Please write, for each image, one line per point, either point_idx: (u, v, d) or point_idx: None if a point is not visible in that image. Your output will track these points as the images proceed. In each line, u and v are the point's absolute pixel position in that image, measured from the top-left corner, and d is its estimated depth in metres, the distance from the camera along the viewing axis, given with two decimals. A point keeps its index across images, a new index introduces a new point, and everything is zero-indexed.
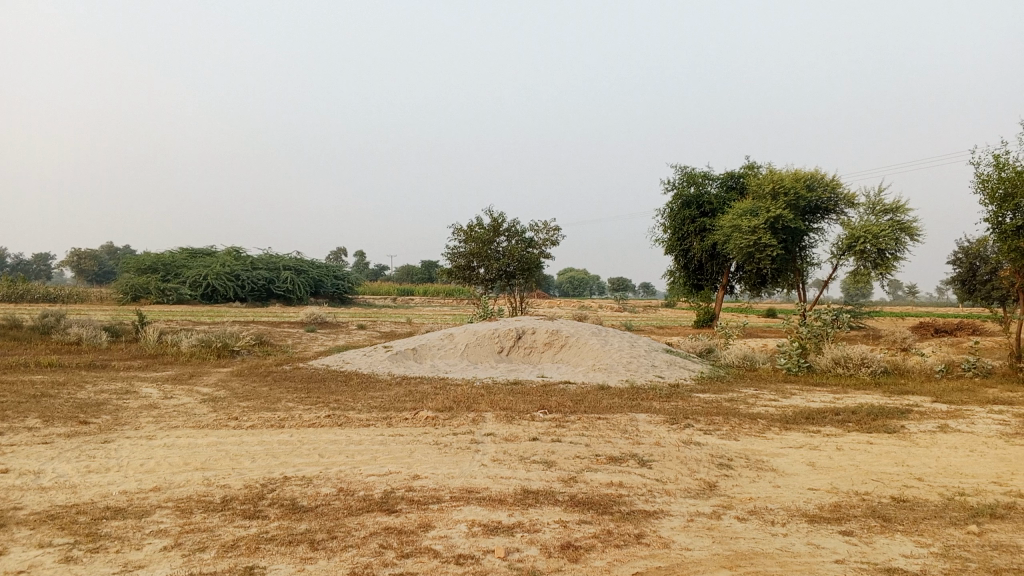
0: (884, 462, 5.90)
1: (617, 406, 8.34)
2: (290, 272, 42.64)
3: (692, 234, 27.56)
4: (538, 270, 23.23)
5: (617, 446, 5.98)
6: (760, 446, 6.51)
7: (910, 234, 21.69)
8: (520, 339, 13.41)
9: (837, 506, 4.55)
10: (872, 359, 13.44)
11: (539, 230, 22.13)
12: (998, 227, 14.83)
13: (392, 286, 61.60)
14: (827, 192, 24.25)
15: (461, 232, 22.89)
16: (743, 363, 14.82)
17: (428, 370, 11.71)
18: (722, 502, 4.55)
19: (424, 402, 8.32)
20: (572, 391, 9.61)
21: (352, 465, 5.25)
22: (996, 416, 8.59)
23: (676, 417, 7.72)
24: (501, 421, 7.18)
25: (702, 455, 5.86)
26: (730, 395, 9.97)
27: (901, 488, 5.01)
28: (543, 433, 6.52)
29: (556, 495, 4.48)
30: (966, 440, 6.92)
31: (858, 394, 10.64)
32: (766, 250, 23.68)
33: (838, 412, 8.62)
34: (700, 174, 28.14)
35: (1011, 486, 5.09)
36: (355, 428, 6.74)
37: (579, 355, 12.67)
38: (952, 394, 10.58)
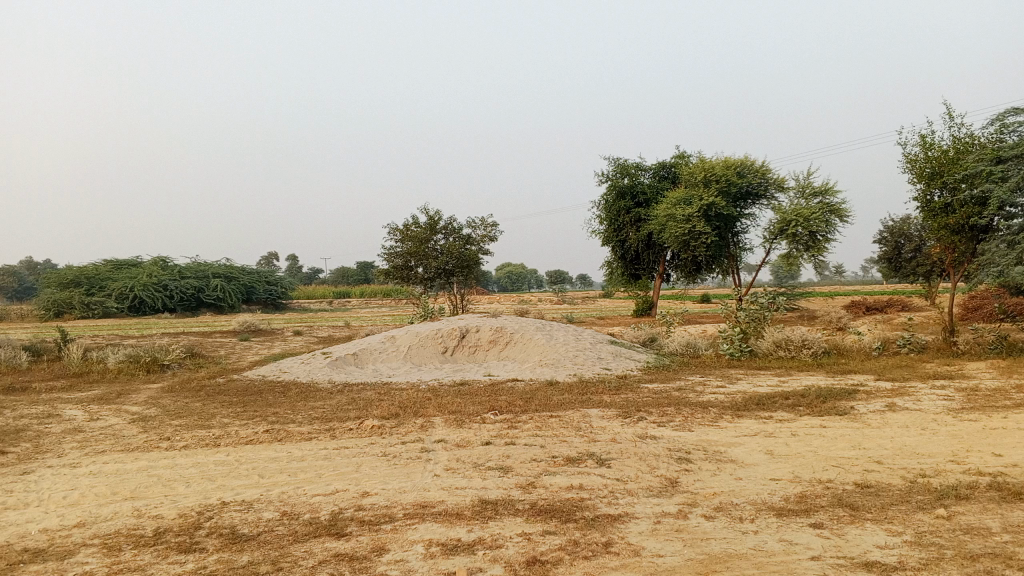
0: (841, 446, 5.84)
1: (567, 403, 8.13)
2: (220, 280, 41.46)
3: (629, 224, 27.67)
4: (477, 266, 22.99)
5: (573, 446, 5.77)
6: (715, 436, 6.39)
7: (840, 216, 22.16)
8: (464, 338, 13.13)
9: (802, 496, 4.43)
10: (813, 341, 13.58)
11: (477, 227, 21.83)
12: (927, 205, 15.17)
13: (329, 289, 60.46)
14: (758, 177, 24.56)
15: (397, 231, 22.44)
16: (686, 351, 14.84)
17: (370, 375, 11.36)
18: (687, 499, 4.38)
19: (368, 410, 7.99)
20: (521, 389, 9.39)
21: (295, 485, 4.92)
22: (939, 392, 8.71)
23: (629, 411, 7.56)
24: (450, 425, 6.91)
25: (660, 450, 5.70)
26: (679, 384, 9.89)
27: (862, 473, 4.94)
28: (496, 436, 6.28)
29: (516, 504, 4.25)
30: (917, 419, 6.95)
31: (802, 376, 10.72)
32: (701, 238, 23.91)
33: (788, 396, 8.59)
34: (632, 164, 28.23)
35: (970, 463, 5.06)
36: (297, 443, 6.37)
37: (525, 352, 12.48)
38: (893, 371, 10.75)
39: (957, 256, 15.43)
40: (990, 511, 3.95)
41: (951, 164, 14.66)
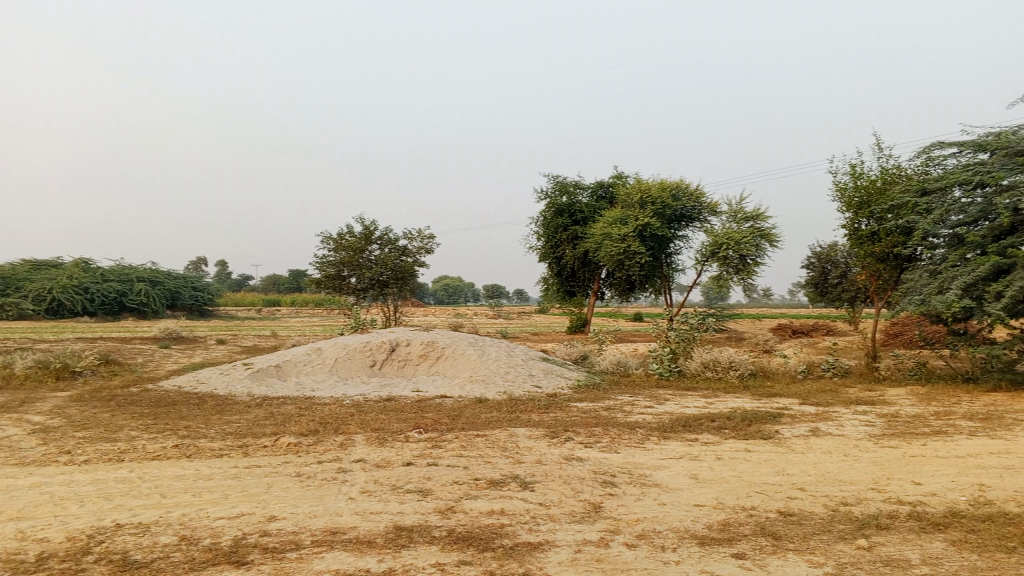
0: (764, 471, 5.83)
1: (495, 421, 7.98)
2: (145, 284, 40.01)
3: (565, 242, 27.78)
4: (412, 279, 22.70)
5: (497, 468, 5.60)
6: (641, 458, 6.31)
7: (769, 241, 22.65)
8: (394, 352, 12.86)
9: (725, 524, 4.35)
10: (740, 362, 13.75)
11: (413, 239, 21.54)
12: (854, 233, 15.56)
13: (259, 297, 58.90)
14: (692, 201, 24.95)
15: (331, 240, 21.97)
16: (616, 369, 14.85)
17: (293, 388, 10.99)
18: (609, 526, 4.25)
19: (287, 426, 7.67)
20: (449, 406, 9.21)
21: (198, 506, 4.62)
22: (860, 417, 8.86)
23: (557, 431, 7.43)
24: (372, 444, 6.67)
25: (585, 472, 5.57)
26: (608, 403, 9.83)
27: (785, 501, 4.91)
28: (418, 456, 6.07)
29: (432, 530, 4.06)
30: (839, 444, 7.01)
31: (729, 397, 10.82)
32: (635, 258, 24.12)
33: (715, 418, 8.60)
34: (571, 183, 28.36)
35: (889, 491, 5.08)
36: (206, 460, 6.04)
37: (455, 367, 12.29)
38: (816, 395, 10.92)
39: (881, 284, 15.88)
40: (909, 542, 3.93)
41: (879, 195, 15.09)
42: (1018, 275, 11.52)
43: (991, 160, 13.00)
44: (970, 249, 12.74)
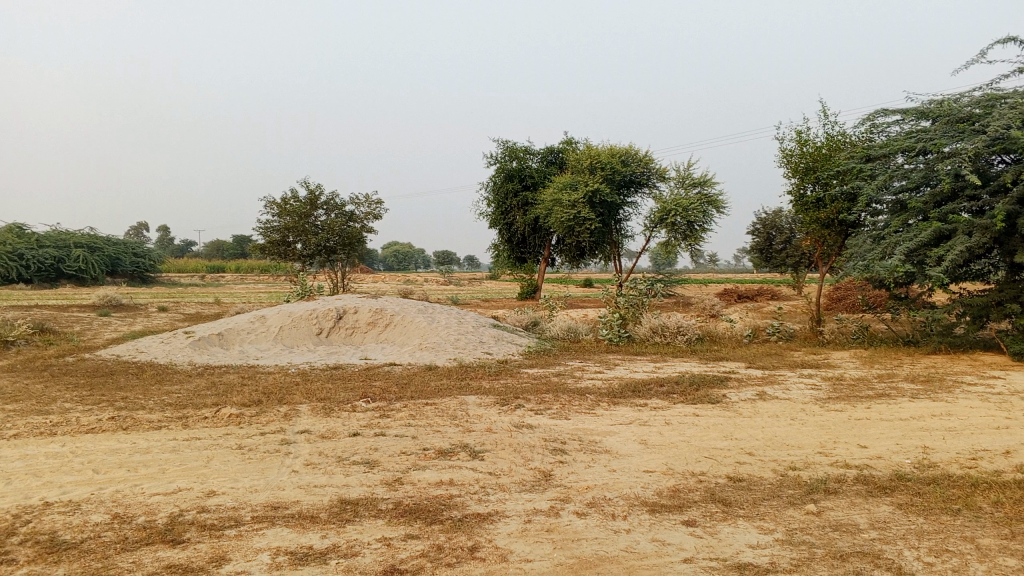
0: (713, 436, 5.84)
1: (445, 389, 7.88)
2: (83, 250, 38.66)
3: (516, 208, 27.65)
4: (360, 245, 22.37)
5: (446, 437, 5.50)
6: (592, 424, 6.27)
7: (716, 207, 22.85)
8: (341, 319, 12.63)
9: (675, 490, 4.33)
10: (688, 328, 13.88)
11: (360, 204, 21.15)
12: (799, 198, 15.73)
13: (203, 263, 57.50)
14: (641, 167, 24.97)
15: (275, 204, 21.43)
16: (567, 335, 14.84)
17: (236, 357, 10.72)
18: (559, 494, 4.18)
19: (229, 396, 7.45)
20: (397, 374, 9.08)
21: (133, 482, 4.43)
22: (805, 380, 9.01)
23: (507, 398, 7.35)
24: (317, 414, 6.51)
25: (535, 440, 5.49)
26: (558, 369, 9.81)
27: (734, 465, 4.91)
28: (365, 426, 5.93)
29: (378, 503, 3.95)
30: (786, 408, 7.08)
31: (677, 362, 10.91)
32: (585, 223, 24.10)
33: (664, 383, 8.63)
34: (521, 147, 28.12)
35: (836, 455, 5.12)
36: (143, 433, 5.81)
37: (405, 334, 12.15)
38: (762, 359, 11.08)
39: (826, 249, 16.11)
40: (858, 507, 3.94)
41: (824, 161, 15.26)
42: (958, 240, 11.73)
43: (934, 126, 13.17)
44: (912, 214, 12.94)
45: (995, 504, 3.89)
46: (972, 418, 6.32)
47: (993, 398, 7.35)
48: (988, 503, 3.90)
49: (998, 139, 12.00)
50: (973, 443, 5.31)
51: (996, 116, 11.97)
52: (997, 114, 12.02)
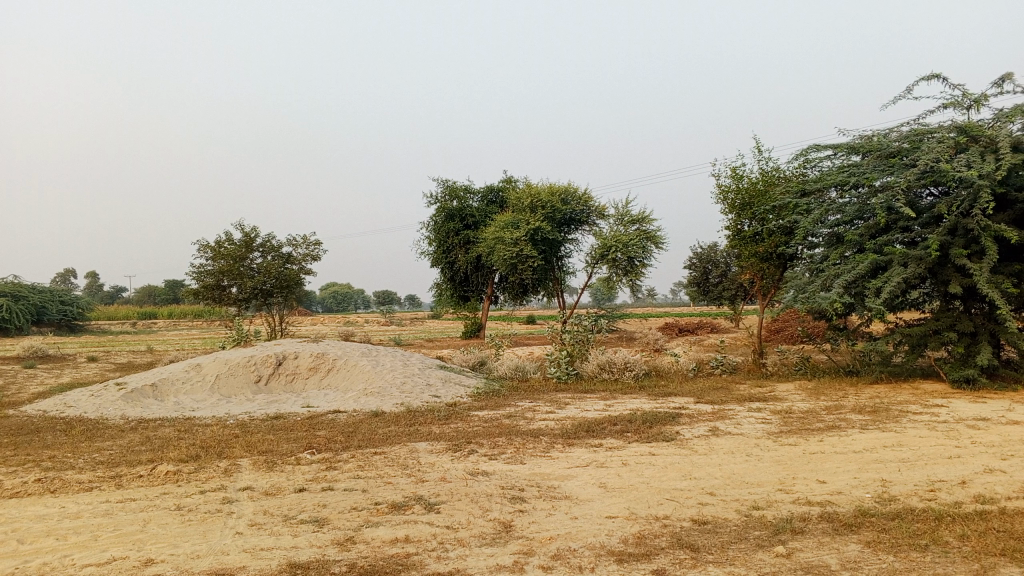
0: (672, 476, 5.74)
1: (393, 436, 7.64)
2: (6, 299, 37.04)
3: (458, 247, 27.54)
4: (298, 287, 21.93)
5: (399, 489, 5.27)
6: (547, 468, 6.11)
7: (655, 243, 23.15)
8: (281, 365, 12.24)
9: (640, 537, 4.20)
10: (635, 363, 13.88)
11: (297, 246, 20.76)
12: (737, 234, 15.96)
13: (135, 310, 55.40)
14: (581, 204, 25.23)
15: (209, 248, 20.89)
16: (515, 374, 14.67)
17: (171, 408, 10.26)
18: (522, 547, 4.01)
19: (166, 452, 7.08)
20: (343, 421, 8.79)
21: (63, 552, 4.10)
22: (755, 414, 9.03)
23: (459, 443, 7.15)
24: (260, 468, 6.21)
25: (491, 488, 5.31)
26: (508, 410, 9.63)
27: (697, 507, 4.81)
28: (312, 480, 5.66)
29: (330, 566, 3.72)
30: (740, 444, 7.03)
31: (627, 399, 10.85)
32: (528, 261, 24.10)
33: (616, 421, 8.53)
34: (461, 187, 28.12)
35: (797, 492, 5.06)
36: (72, 496, 5.44)
37: (348, 379, 11.84)
38: (710, 393, 11.11)
39: (764, 282, 16.38)
40: (825, 546, 3.87)
41: (760, 197, 15.53)
42: (895, 271, 12.03)
43: (865, 161, 13.60)
44: (849, 247, 13.25)
45: (962, 538, 3.86)
46: (923, 448, 6.37)
47: (939, 427, 7.44)
48: (954, 537, 3.87)
49: (927, 173, 12.41)
50: (929, 474, 5.34)
51: (925, 150, 12.38)
52: (925, 149, 12.43)
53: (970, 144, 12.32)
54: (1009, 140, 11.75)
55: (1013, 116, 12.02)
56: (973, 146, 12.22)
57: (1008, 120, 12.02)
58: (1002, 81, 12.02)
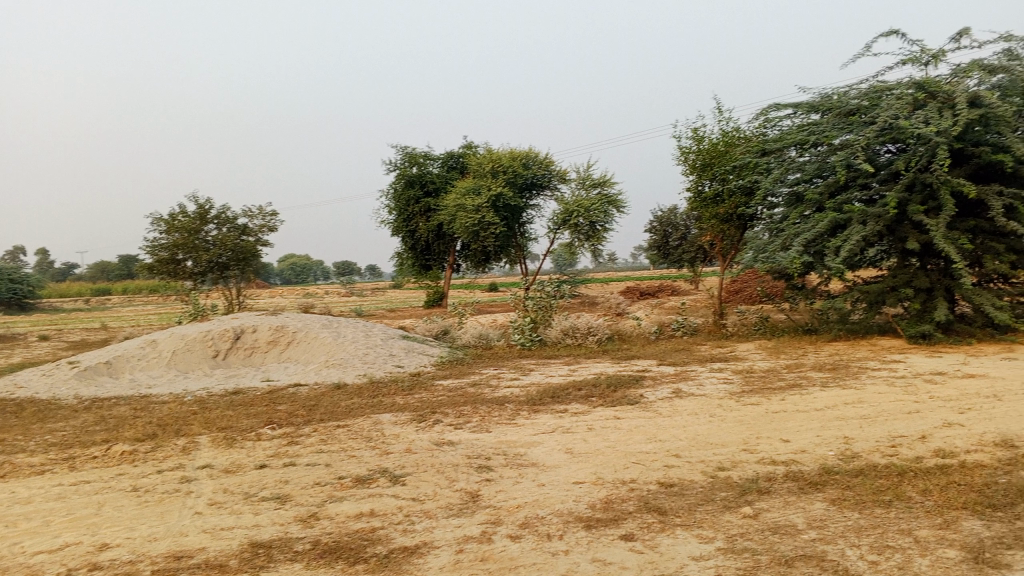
0: (637, 440, 5.73)
1: (356, 408, 7.53)
2: None
3: (418, 215, 27.25)
4: (255, 259, 21.53)
5: (363, 462, 5.17)
6: (513, 435, 6.07)
7: (616, 207, 23.15)
8: (239, 339, 12.01)
9: (608, 501, 4.17)
10: (598, 328, 13.91)
11: (253, 217, 20.33)
12: (698, 195, 15.99)
13: (87, 287, 53.89)
14: (542, 169, 25.09)
15: (161, 221, 20.36)
16: (478, 342, 14.60)
17: (127, 386, 10.02)
18: (490, 517, 3.96)
19: (121, 431, 6.89)
20: (304, 395, 8.65)
21: (13, 540, 3.95)
22: (718, 375, 9.10)
23: (423, 414, 7.07)
24: (220, 445, 6.07)
25: (458, 458, 5.24)
26: (473, 379, 9.57)
27: (663, 469, 4.81)
28: (273, 456, 5.55)
29: (293, 544, 3.63)
30: (703, 405, 7.07)
31: (591, 363, 10.87)
32: (489, 228, 23.95)
33: (581, 386, 8.52)
34: (420, 153, 27.75)
35: (761, 451, 5.09)
36: (22, 480, 5.26)
37: (309, 352, 11.67)
38: (673, 355, 11.16)
39: (724, 244, 16.49)
40: (792, 506, 3.88)
41: (720, 157, 15.56)
42: (855, 229, 12.14)
43: (824, 119, 13.66)
44: (809, 206, 13.36)
45: (924, 492, 3.91)
46: (883, 404, 6.46)
47: (898, 382, 7.56)
48: (917, 493, 3.91)
49: (886, 130, 12.50)
50: (890, 430, 5.40)
51: (884, 107, 12.46)
52: (885, 105, 12.50)
53: (928, 101, 12.41)
54: (966, 96, 11.86)
55: (970, 71, 12.12)
56: (931, 102, 12.31)
57: (965, 75, 12.11)
58: (960, 36, 12.09)
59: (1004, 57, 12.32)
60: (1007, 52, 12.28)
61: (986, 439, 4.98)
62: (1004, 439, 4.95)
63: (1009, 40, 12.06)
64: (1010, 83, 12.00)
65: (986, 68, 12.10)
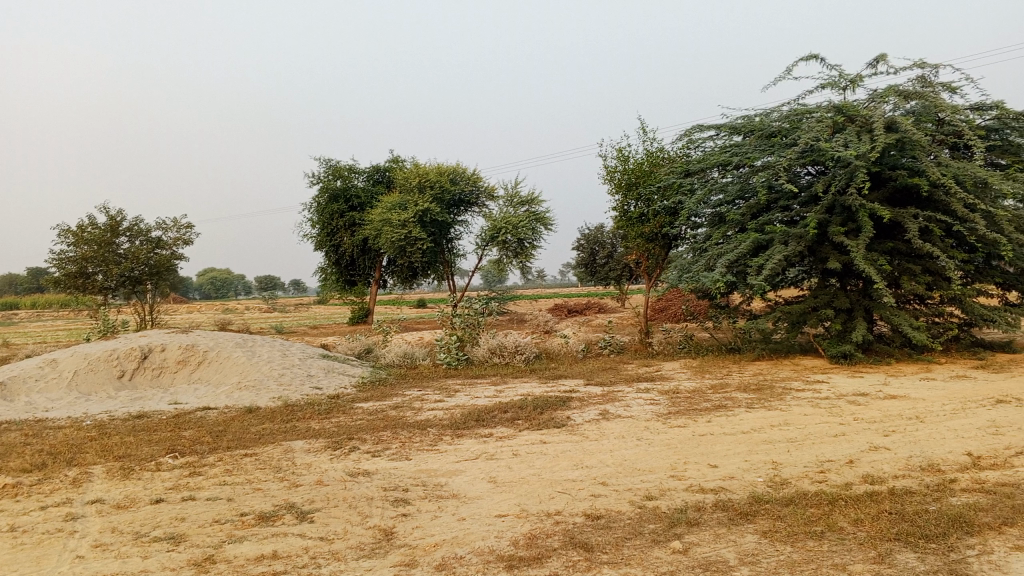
0: (563, 466, 5.52)
1: (268, 434, 7.11)
2: None
3: (343, 229, 26.67)
4: (170, 273, 20.64)
5: (271, 497, 4.80)
6: (434, 464, 5.77)
7: (544, 224, 23.11)
8: (146, 359, 11.35)
9: (532, 537, 3.92)
10: (525, 347, 13.72)
11: (168, 229, 19.50)
12: (624, 214, 15.98)
13: None
14: (470, 185, 24.93)
15: (69, 233, 19.32)
16: (403, 360, 14.20)
17: (21, 409, 9.31)
18: (404, 558, 3.67)
19: (7, 461, 6.30)
20: (214, 419, 8.16)
21: None
22: (645, 395, 8.99)
23: (339, 440, 6.69)
24: (115, 477, 5.59)
25: (373, 491, 4.91)
26: (395, 401, 9.23)
27: (590, 500, 4.59)
28: (173, 489, 5.12)
29: None
30: (630, 428, 6.90)
31: (518, 383, 10.64)
32: (416, 244, 23.56)
33: (507, 408, 8.27)
34: (345, 167, 27.21)
35: (690, 478, 4.94)
36: None
37: (221, 372, 11.11)
38: (600, 374, 11.04)
39: (649, 262, 16.54)
40: (722, 539, 3.71)
41: (645, 177, 15.62)
42: (776, 249, 12.28)
43: (746, 141, 13.88)
44: (732, 226, 13.50)
45: (855, 522, 3.79)
46: (809, 426, 6.42)
47: (822, 404, 7.55)
48: (848, 523, 3.79)
49: (807, 152, 12.73)
50: (816, 454, 5.32)
51: (805, 130, 12.69)
52: (806, 128, 12.73)
53: (847, 124, 12.70)
54: (883, 120, 12.17)
55: (886, 96, 12.47)
56: (850, 125, 12.61)
57: (882, 100, 12.46)
58: (877, 62, 12.44)
59: (917, 84, 12.72)
60: (920, 79, 12.70)
61: (912, 464, 4.95)
62: (929, 464, 4.93)
63: (923, 68, 12.46)
64: (924, 109, 12.38)
65: (901, 94, 12.47)
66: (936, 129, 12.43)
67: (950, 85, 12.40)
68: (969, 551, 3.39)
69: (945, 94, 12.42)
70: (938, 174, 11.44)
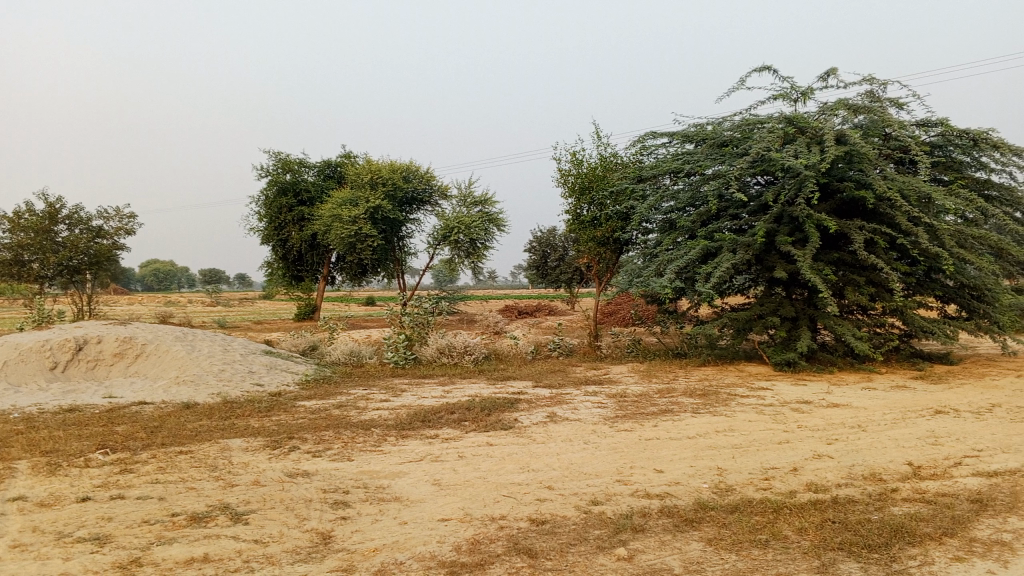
0: (509, 469, 5.44)
1: (205, 431, 6.88)
2: None
3: (292, 224, 26.21)
4: (111, 264, 20.02)
5: (205, 496, 4.62)
6: (377, 465, 5.64)
7: (497, 225, 23.04)
8: (81, 351, 10.94)
9: (475, 542, 3.84)
10: (474, 347, 13.62)
11: (110, 218, 18.92)
12: (576, 218, 15.96)
13: None
14: (423, 183, 24.76)
15: (4, 219, 18.59)
16: (349, 359, 13.97)
17: None
18: (342, 562, 3.55)
19: None
20: (149, 415, 7.88)
21: None
22: (592, 398, 8.97)
23: (279, 439, 6.50)
24: (41, 473, 5.34)
25: (312, 492, 4.76)
26: (339, 399, 9.04)
27: (534, 504, 4.52)
28: (102, 486, 4.90)
29: None
30: (577, 431, 6.86)
31: (465, 384, 10.53)
32: (367, 241, 23.26)
33: (454, 409, 8.17)
34: (295, 160, 26.74)
35: (636, 483, 4.90)
36: None
37: (159, 366, 10.77)
38: (548, 376, 10.99)
39: (599, 267, 16.56)
40: (667, 546, 3.67)
41: (598, 181, 15.63)
42: (725, 257, 12.38)
43: (698, 149, 13.99)
44: (682, 233, 13.58)
45: (799, 531, 3.79)
46: (754, 433, 6.45)
47: (767, 411, 7.60)
48: (792, 531, 3.79)
49: (758, 162, 12.87)
50: (761, 461, 5.34)
51: (756, 140, 12.83)
52: (757, 138, 12.88)
53: (797, 135, 12.89)
54: (833, 133, 12.37)
55: (836, 109, 12.68)
56: (800, 136, 12.79)
57: (832, 113, 12.67)
58: (828, 76, 12.65)
59: (866, 98, 12.98)
60: (869, 93, 12.95)
61: (854, 472, 4.99)
62: (871, 473, 4.98)
63: (871, 83, 12.71)
64: (871, 123, 12.63)
65: (851, 107, 12.70)
66: (882, 143, 12.69)
67: (897, 100, 12.67)
68: (911, 562, 3.40)
69: (892, 109, 12.69)
70: (884, 187, 11.67)
